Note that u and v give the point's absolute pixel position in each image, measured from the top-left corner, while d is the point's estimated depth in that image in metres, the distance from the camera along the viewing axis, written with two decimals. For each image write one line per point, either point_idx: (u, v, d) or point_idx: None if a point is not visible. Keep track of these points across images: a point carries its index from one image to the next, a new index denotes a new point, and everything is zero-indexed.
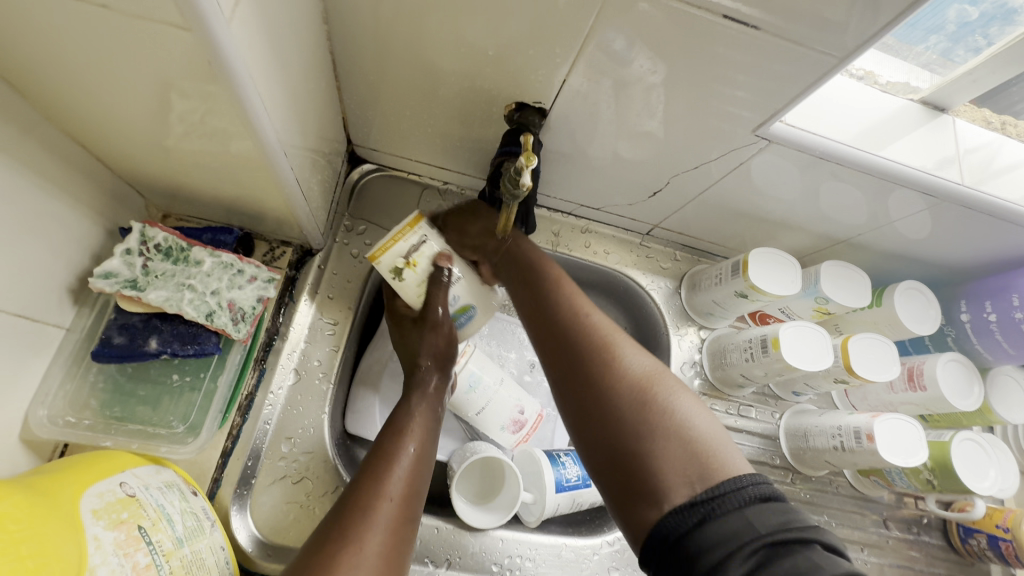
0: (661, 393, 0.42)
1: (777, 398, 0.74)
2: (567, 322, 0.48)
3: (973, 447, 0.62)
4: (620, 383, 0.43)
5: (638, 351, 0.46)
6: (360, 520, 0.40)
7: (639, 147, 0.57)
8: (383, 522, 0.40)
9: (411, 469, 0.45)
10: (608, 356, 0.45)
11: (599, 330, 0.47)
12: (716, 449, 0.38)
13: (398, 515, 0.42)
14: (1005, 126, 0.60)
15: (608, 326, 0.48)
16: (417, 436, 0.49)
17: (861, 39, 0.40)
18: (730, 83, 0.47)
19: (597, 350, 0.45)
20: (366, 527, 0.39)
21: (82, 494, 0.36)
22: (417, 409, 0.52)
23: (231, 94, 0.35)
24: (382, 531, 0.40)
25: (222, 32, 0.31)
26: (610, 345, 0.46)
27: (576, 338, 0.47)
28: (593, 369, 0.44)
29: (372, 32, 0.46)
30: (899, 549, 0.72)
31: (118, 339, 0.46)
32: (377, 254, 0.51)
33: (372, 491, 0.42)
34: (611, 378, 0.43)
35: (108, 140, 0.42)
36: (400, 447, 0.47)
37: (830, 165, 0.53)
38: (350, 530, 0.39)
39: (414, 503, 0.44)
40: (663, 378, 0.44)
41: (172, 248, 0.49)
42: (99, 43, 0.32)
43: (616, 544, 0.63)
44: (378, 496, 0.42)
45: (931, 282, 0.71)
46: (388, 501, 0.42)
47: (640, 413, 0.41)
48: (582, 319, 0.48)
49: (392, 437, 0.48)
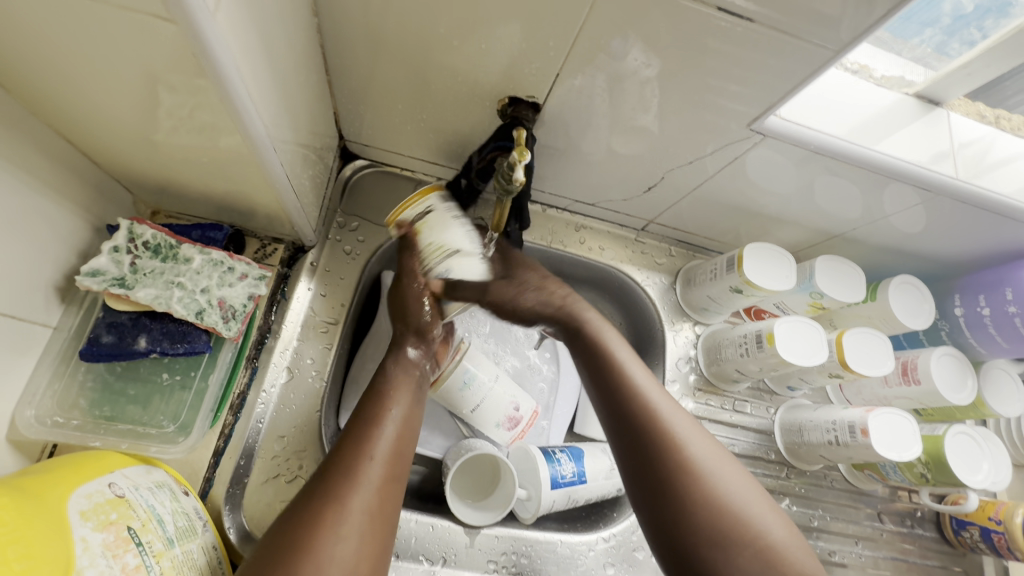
0: (732, 486, 0.46)
1: (771, 393, 0.74)
2: (637, 414, 0.49)
3: (967, 440, 0.62)
4: (700, 485, 0.45)
5: (707, 446, 0.48)
6: (346, 483, 0.42)
7: (634, 142, 0.56)
8: (369, 484, 0.43)
9: (396, 433, 0.47)
10: (684, 455, 0.47)
11: (671, 425, 0.48)
12: (793, 557, 0.42)
13: (383, 475, 0.44)
14: (999, 120, 0.60)
15: (679, 417, 0.49)
16: (402, 399, 0.50)
17: (856, 32, 0.40)
18: (724, 77, 0.46)
19: (673, 450, 0.47)
20: (351, 489, 0.42)
21: (70, 495, 0.36)
22: (397, 372, 0.53)
23: (218, 88, 0.34)
24: (369, 493, 0.42)
25: (208, 25, 0.30)
26: (684, 442, 0.47)
27: (652, 435, 0.48)
28: (672, 468, 0.46)
29: (363, 26, 0.46)
30: (893, 542, 0.72)
31: (106, 338, 0.45)
32: (391, 219, 0.52)
33: (355, 453, 0.44)
34: (691, 482, 0.45)
35: (94, 135, 0.41)
36: (382, 411, 0.48)
37: (825, 160, 0.53)
38: (335, 494, 0.41)
39: (399, 464, 0.46)
40: (729, 467, 0.47)
41: (160, 245, 0.48)
42: (81, 36, 0.31)
43: (611, 540, 0.63)
44: (362, 459, 0.44)
45: (924, 277, 0.72)
46: (372, 464, 0.44)
47: (725, 519, 0.43)
48: (655, 411, 0.49)
49: (375, 401, 0.49)
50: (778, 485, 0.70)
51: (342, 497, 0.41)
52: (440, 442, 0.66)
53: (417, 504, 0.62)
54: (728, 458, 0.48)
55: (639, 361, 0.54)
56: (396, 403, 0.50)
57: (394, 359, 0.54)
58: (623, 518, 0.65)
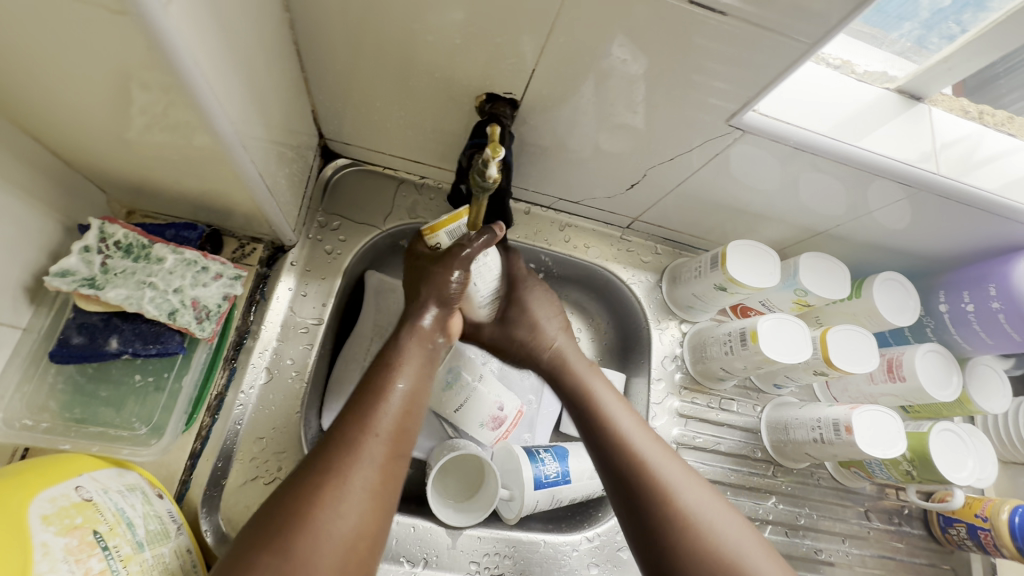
0: (721, 529, 0.44)
1: (758, 391, 0.74)
2: (625, 461, 0.48)
3: (952, 437, 0.62)
4: (690, 535, 0.43)
5: (701, 493, 0.46)
6: (346, 458, 0.39)
7: (615, 139, 0.56)
8: (371, 460, 0.39)
9: (404, 406, 0.44)
10: (674, 503, 0.45)
11: (660, 473, 0.47)
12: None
13: (388, 452, 0.41)
14: (983, 116, 0.60)
15: (669, 463, 0.48)
16: (412, 370, 0.47)
17: (829, 25, 0.39)
18: (701, 72, 0.46)
19: (660, 498, 0.45)
20: (352, 465, 0.38)
21: (33, 498, 0.35)
22: (408, 342, 0.49)
23: (178, 83, 0.33)
24: (372, 469, 0.39)
25: (161, 17, 0.29)
26: (674, 489, 0.46)
27: (639, 483, 0.47)
28: (660, 517, 0.45)
29: (335, 21, 0.45)
30: (881, 540, 0.72)
31: (77, 339, 0.45)
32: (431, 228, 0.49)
33: (359, 426, 0.41)
34: (681, 531, 0.44)
35: (61, 134, 0.41)
36: (389, 382, 0.45)
37: (805, 155, 0.53)
38: (335, 470, 0.38)
39: (406, 439, 0.42)
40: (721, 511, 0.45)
41: (132, 245, 0.48)
42: (35, 32, 0.30)
43: (596, 540, 0.62)
44: (365, 433, 0.40)
45: (910, 273, 0.71)
46: (375, 440, 0.40)
47: (715, 570, 0.42)
48: (642, 458, 0.48)
49: (382, 372, 0.45)
50: (765, 484, 0.70)
51: (342, 473, 0.38)
52: (424, 442, 0.65)
53: (400, 505, 0.62)
54: (725, 506, 0.46)
55: (628, 410, 0.54)
56: (407, 374, 0.46)
57: (408, 330, 0.50)
58: (608, 517, 0.64)
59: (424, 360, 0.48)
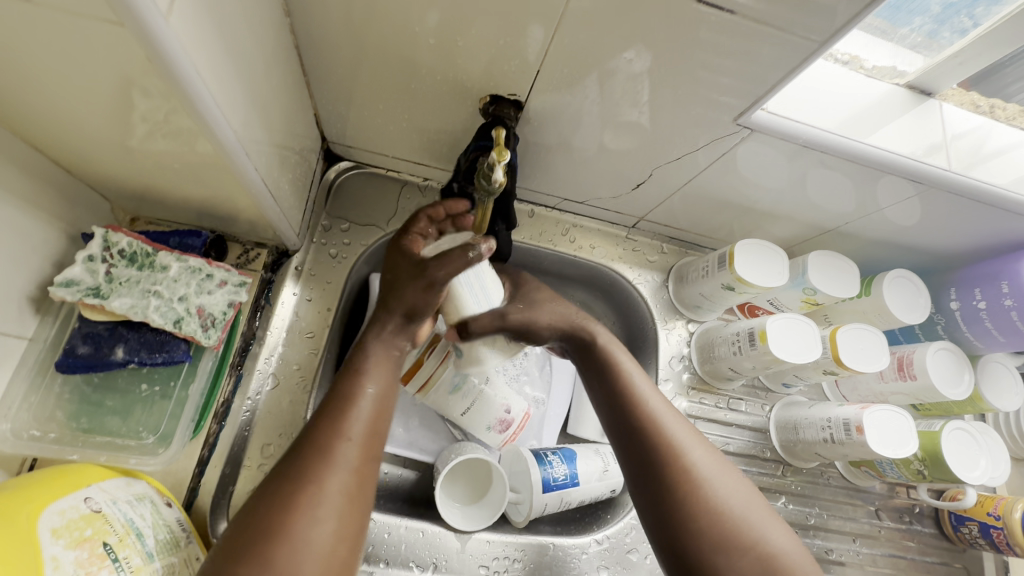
0: (730, 490, 0.44)
1: (767, 391, 0.74)
2: (637, 417, 0.47)
3: (964, 435, 0.61)
4: (700, 491, 0.43)
5: (708, 453, 0.46)
6: (319, 467, 0.37)
7: (623, 137, 0.55)
8: (343, 465, 0.37)
9: (375, 407, 0.41)
10: (684, 461, 0.45)
11: (671, 430, 0.46)
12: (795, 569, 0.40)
13: (361, 457, 0.39)
14: (994, 110, 0.58)
15: (676, 424, 0.47)
16: (381, 370, 0.44)
17: (842, 22, 0.39)
18: (710, 70, 0.45)
19: (672, 456, 0.45)
20: (323, 473, 0.37)
21: (42, 513, 0.35)
22: (375, 349, 0.45)
23: (181, 91, 0.33)
24: (346, 475, 0.37)
25: (160, 26, 0.29)
26: (682, 445, 0.46)
27: (652, 441, 0.46)
28: (672, 473, 0.44)
29: (336, 25, 0.45)
30: (892, 538, 0.71)
31: (83, 349, 0.45)
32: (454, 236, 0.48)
33: (331, 430, 0.39)
34: (692, 490, 0.43)
35: (62, 143, 0.40)
36: (357, 383, 0.42)
37: (815, 153, 0.52)
38: (308, 477, 0.36)
39: (377, 440, 0.41)
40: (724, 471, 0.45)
41: (136, 253, 0.48)
42: (33, 43, 0.30)
43: (605, 543, 0.62)
44: (334, 439, 0.38)
45: (921, 270, 0.70)
46: (348, 444, 0.39)
47: (725, 527, 0.41)
48: (655, 417, 0.47)
49: (348, 374, 0.43)
50: (774, 484, 0.69)
51: (312, 481, 0.36)
52: (431, 445, 0.65)
53: (408, 508, 0.62)
54: (730, 468, 0.46)
55: (640, 369, 0.52)
56: (375, 373, 0.43)
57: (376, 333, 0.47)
58: (617, 519, 0.64)
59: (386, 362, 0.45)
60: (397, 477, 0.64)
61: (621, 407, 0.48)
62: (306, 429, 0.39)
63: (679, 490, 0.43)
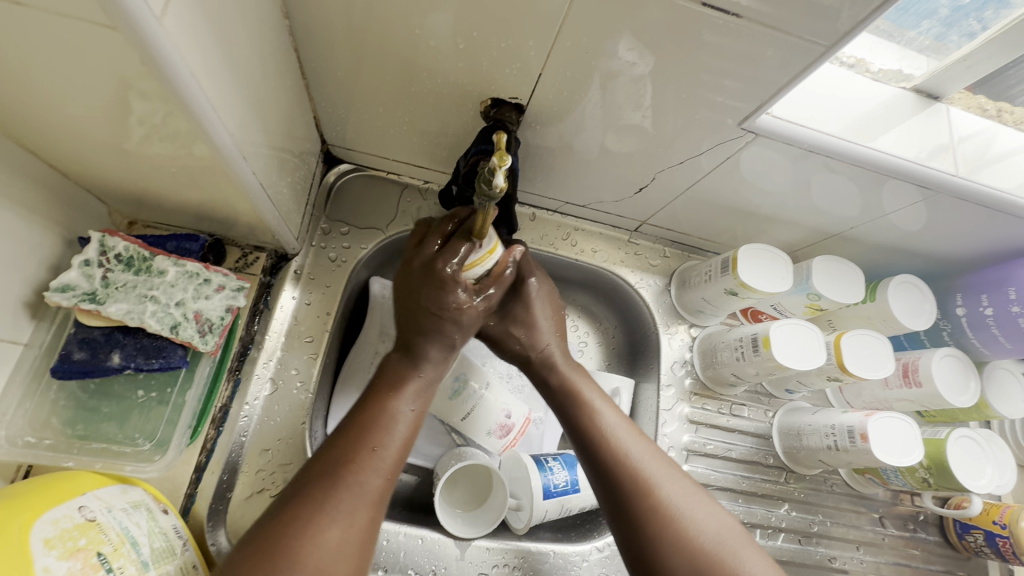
0: (707, 526, 0.44)
1: (770, 396, 0.73)
2: (606, 453, 0.48)
3: (970, 443, 0.61)
4: (672, 526, 0.43)
5: (680, 487, 0.46)
6: (339, 492, 0.39)
7: (625, 141, 0.54)
8: (364, 492, 0.40)
9: (402, 432, 0.45)
10: (656, 493, 0.45)
11: (641, 463, 0.47)
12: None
13: (383, 486, 0.42)
14: (1001, 114, 0.57)
15: (647, 457, 0.48)
16: (413, 400, 0.47)
17: (849, 25, 0.38)
18: (715, 73, 0.45)
19: (642, 492, 0.45)
20: (343, 496, 0.39)
21: (35, 522, 0.35)
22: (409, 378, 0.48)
23: (177, 94, 0.33)
24: (362, 502, 0.40)
25: (155, 30, 0.28)
26: (653, 479, 0.46)
27: (622, 478, 0.46)
28: (642, 509, 0.44)
29: (335, 26, 0.44)
30: (896, 546, 0.71)
31: (78, 354, 0.45)
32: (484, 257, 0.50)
33: (359, 457, 0.42)
34: (666, 526, 0.43)
35: (58, 147, 0.40)
36: (388, 409, 0.46)
37: (820, 157, 0.51)
38: (330, 497, 0.39)
39: (399, 465, 0.44)
40: (700, 504, 0.45)
41: (133, 257, 0.47)
42: (28, 47, 0.30)
43: (605, 550, 0.62)
44: (359, 462, 0.41)
45: (926, 275, 0.70)
46: (372, 472, 0.42)
47: (698, 561, 0.42)
48: (623, 454, 0.47)
49: (381, 395, 0.47)
50: (776, 491, 0.69)
51: (331, 505, 0.38)
52: (430, 450, 0.64)
53: (407, 514, 0.61)
54: (704, 497, 0.46)
55: (610, 402, 0.53)
56: (408, 404, 0.47)
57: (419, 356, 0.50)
58: None
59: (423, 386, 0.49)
60: (396, 482, 0.63)
61: (592, 445, 0.49)
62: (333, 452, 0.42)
63: (650, 526, 0.43)
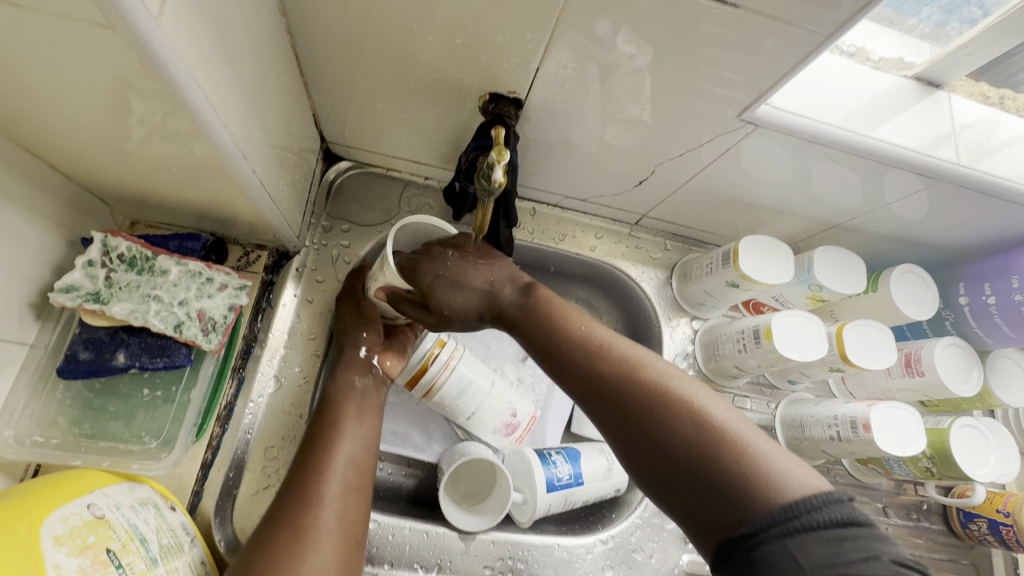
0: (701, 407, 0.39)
1: (772, 387, 0.73)
2: (588, 361, 0.45)
3: (974, 432, 0.61)
4: (667, 415, 0.40)
5: (675, 375, 0.43)
6: (303, 502, 0.42)
7: (625, 133, 0.54)
8: (327, 501, 0.43)
9: (353, 445, 0.48)
10: (647, 378, 0.42)
11: (628, 363, 0.44)
12: (781, 474, 0.35)
13: (344, 494, 0.44)
14: (1004, 101, 0.56)
15: (634, 356, 0.45)
16: (355, 421, 0.50)
17: (850, 14, 0.38)
18: (716, 63, 0.44)
19: (634, 385, 0.42)
20: (309, 509, 0.42)
21: (45, 519, 0.35)
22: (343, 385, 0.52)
23: (174, 93, 0.33)
24: (330, 509, 0.43)
25: (151, 31, 0.28)
26: (644, 372, 0.43)
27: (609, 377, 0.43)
28: (639, 401, 0.41)
29: (330, 22, 0.44)
30: (900, 535, 0.71)
31: (84, 354, 0.45)
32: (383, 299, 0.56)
33: (314, 472, 0.44)
34: (668, 418, 0.39)
35: (59, 149, 0.40)
36: (336, 427, 0.48)
37: (820, 147, 0.51)
38: (294, 513, 0.41)
39: (360, 475, 0.46)
40: (692, 389, 0.41)
41: (136, 257, 0.48)
42: (18, 48, 0.29)
43: (610, 543, 0.62)
44: (317, 475, 0.44)
45: (928, 265, 0.70)
46: (328, 481, 0.44)
47: (698, 454, 0.37)
48: (609, 354, 0.45)
49: (329, 417, 0.49)
50: None
51: (300, 516, 0.41)
52: (433, 445, 0.65)
53: (412, 509, 0.62)
54: (705, 389, 0.41)
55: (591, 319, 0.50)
56: (354, 423, 0.50)
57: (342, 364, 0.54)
58: (623, 519, 0.64)
59: (367, 412, 0.52)
60: (399, 477, 0.64)
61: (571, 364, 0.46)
62: (292, 470, 0.45)
63: (649, 423, 0.40)
